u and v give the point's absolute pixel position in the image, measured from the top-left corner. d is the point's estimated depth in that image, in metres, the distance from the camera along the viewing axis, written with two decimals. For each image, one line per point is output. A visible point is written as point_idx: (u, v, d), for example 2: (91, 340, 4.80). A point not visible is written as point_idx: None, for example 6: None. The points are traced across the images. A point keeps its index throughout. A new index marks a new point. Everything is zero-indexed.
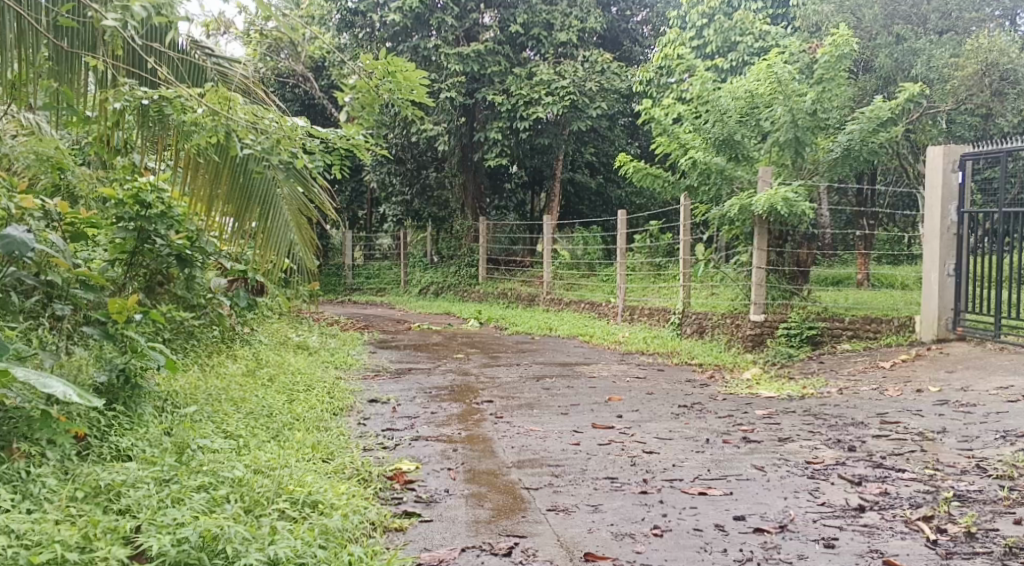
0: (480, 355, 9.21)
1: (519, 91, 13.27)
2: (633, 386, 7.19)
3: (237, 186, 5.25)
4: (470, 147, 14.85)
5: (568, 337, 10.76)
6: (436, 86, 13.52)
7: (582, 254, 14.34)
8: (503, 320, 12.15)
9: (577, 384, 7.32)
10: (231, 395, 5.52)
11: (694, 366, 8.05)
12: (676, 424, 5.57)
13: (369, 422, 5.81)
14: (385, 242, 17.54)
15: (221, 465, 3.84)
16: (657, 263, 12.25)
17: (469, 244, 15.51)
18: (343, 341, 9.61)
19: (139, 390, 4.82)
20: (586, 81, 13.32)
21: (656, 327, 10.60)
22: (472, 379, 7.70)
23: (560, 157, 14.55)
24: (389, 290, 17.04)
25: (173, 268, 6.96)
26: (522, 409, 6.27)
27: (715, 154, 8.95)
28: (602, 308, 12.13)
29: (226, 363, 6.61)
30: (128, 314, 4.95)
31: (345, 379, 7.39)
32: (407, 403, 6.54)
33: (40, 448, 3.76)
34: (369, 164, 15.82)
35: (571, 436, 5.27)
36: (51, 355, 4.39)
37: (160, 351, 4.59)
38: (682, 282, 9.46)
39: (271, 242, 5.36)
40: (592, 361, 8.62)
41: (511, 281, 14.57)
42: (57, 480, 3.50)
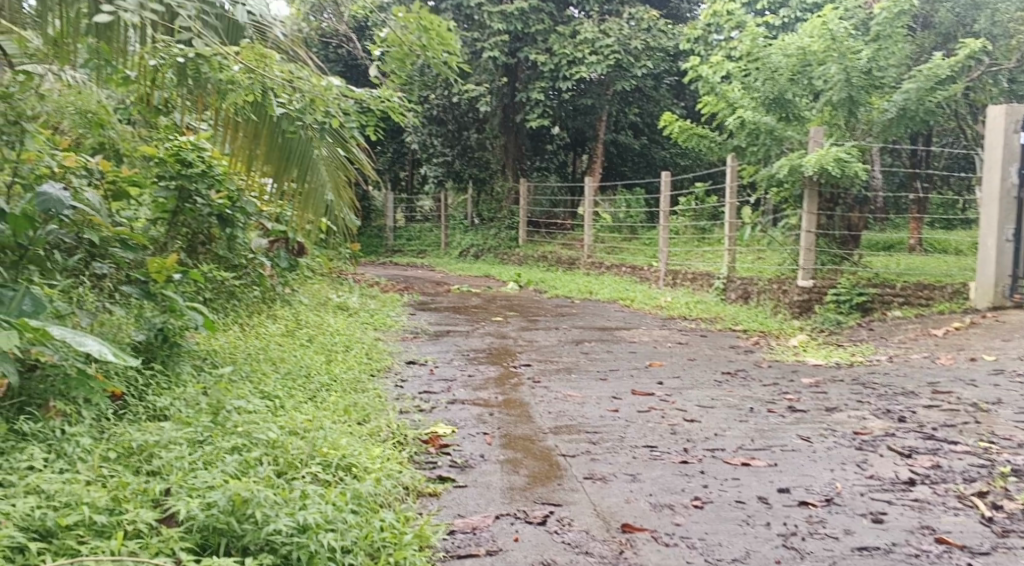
0: (520, 319, 9.14)
1: (563, 50, 13.08)
2: (675, 351, 7.07)
3: (275, 146, 5.19)
4: (512, 107, 14.67)
5: (609, 301, 10.65)
6: (479, 45, 13.37)
7: (625, 218, 14.17)
8: (543, 283, 12.05)
9: (618, 349, 7.22)
10: (270, 355, 5.51)
11: (738, 332, 7.91)
12: (718, 391, 5.45)
13: (406, 385, 5.78)
14: (426, 204, 17.49)
15: (256, 427, 3.79)
16: (702, 227, 12.05)
17: (510, 206, 15.39)
18: (383, 302, 9.59)
19: (179, 349, 4.75)
20: (631, 39, 13.06)
21: (699, 292, 10.45)
22: (512, 342, 7.64)
23: (604, 118, 14.34)
24: (430, 252, 17.02)
25: (214, 228, 6.97)
26: (561, 373, 6.20)
27: (765, 113, 8.75)
28: (644, 272, 11.98)
29: (265, 323, 6.59)
30: (168, 273, 4.95)
31: (384, 341, 7.37)
32: (445, 366, 6.49)
33: (76, 407, 3.75)
34: (411, 125, 15.74)
35: (610, 403, 5.18)
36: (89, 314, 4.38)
37: (197, 309, 4.54)
38: (728, 245, 9.42)
39: (310, 203, 5.28)
40: (633, 326, 8.51)
41: (552, 244, 14.45)
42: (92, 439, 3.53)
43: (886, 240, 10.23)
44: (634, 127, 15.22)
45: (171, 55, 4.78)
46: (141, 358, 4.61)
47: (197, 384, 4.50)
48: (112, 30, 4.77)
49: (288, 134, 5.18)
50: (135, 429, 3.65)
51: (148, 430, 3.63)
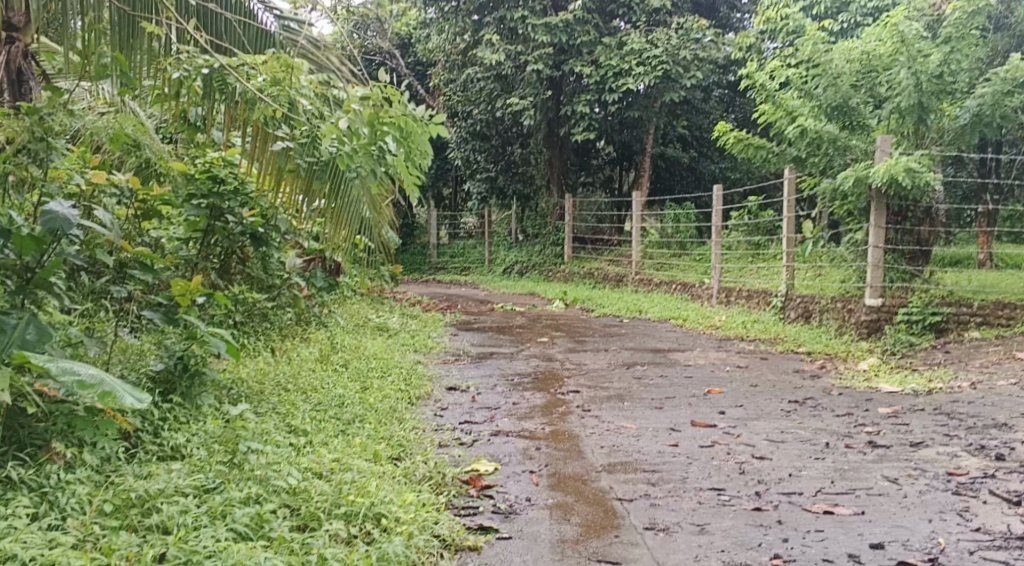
0: (566, 339, 8.73)
1: (609, 62, 12.68)
2: (735, 377, 6.60)
3: (304, 164, 4.78)
4: (556, 122, 14.23)
5: (660, 319, 10.18)
6: (523, 58, 13.05)
7: (675, 233, 13.71)
8: (590, 301, 11.62)
9: (673, 374, 6.77)
10: (302, 384, 5.14)
11: (802, 354, 7.45)
12: (787, 424, 4.99)
13: (447, 413, 5.40)
14: (470, 220, 17.15)
15: (276, 469, 3.43)
16: (756, 242, 11.56)
17: (555, 222, 15.00)
18: (425, 322, 9.22)
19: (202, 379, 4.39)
20: (679, 50, 12.61)
21: (756, 310, 9.94)
22: (559, 365, 7.22)
23: (651, 131, 13.87)
24: (474, 270, 16.65)
25: (248, 247, 6.64)
26: (613, 401, 5.76)
27: (826, 121, 8.31)
28: (695, 290, 11.50)
29: (299, 347, 6.23)
30: (191, 297, 4.65)
31: (424, 365, 6.99)
32: (488, 392, 6.11)
33: (79, 449, 3.41)
34: (454, 141, 15.44)
35: (668, 436, 4.75)
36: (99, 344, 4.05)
37: (219, 337, 4.20)
38: (785, 260, 8.98)
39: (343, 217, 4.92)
40: (687, 347, 8.06)
41: (598, 260, 14.03)
42: (90, 486, 3.20)
43: (956, 254, 9.65)
44: (683, 140, 14.76)
45: (195, 66, 4.52)
46: (159, 390, 4.23)
47: (219, 419, 4.14)
48: (139, 38, 4.59)
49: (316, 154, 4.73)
50: (139, 478, 3.29)
51: (155, 477, 3.27)
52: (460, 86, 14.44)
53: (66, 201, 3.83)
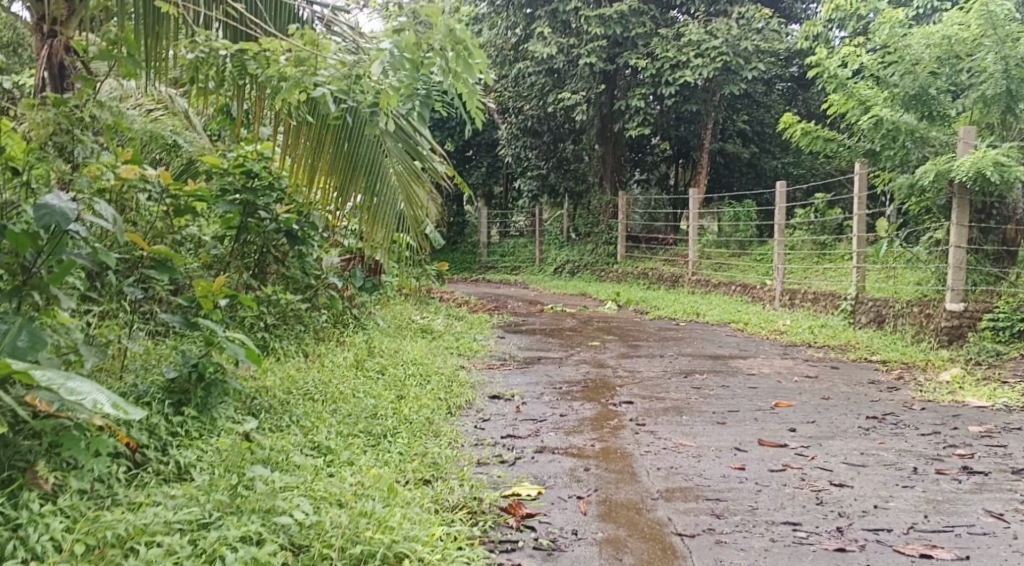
0: (618, 344, 8.25)
1: (665, 53, 12.13)
2: (803, 390, 6.09)
3: (341, 154, 4.52)
4: (611, 117, 13.76)
5: (719, 323, 9.64)
6: (576, 51, 12.64)
7: (734, 231, 13.15)
8: (644, 303, 11.12)
9: (735, 384, 6.26)
10: (334, 392, 4.74)
11: (876, 365, 6.92)
12: (867, 446, 4.49)
13: (489, 425, 4.98)
14: (521, 219, 16.70)
15: (284, 500, 3.08)
16: (822, 242, 10.95)
17: (608, 220, 14.45)
18: (471, 324, 8.81)
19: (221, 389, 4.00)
20: (741, 40, 12.01)
21: (822, 313, 9.37)
22: (611, 372, 6.75)
23: (709, 126, 13.33)
24: (524, 269, 16.19)
25: (283, 245, 6.27)
26: (671, 414, 5.29)
27: (903, 112, 7.75)
28: (756, 292, 10.92)
29: (332, 349, 5.86)
30: (213, 298, 4.32)
31: (467, 369, 6.57)
32: (534, 401, 5.68)
33: (66, 472, 3.08)
34: (505, 137, 15.06)
35: (732, 457, 4.28)
36: (99, 353, 3.71)
37: (232, 344, 3.83)
38: (856, 261, 8.74)
39: (381, 218, 4.60)
40: (749, 355, 7.55)
41: (653, 260, 13.51)
42: (71, 520, 2.87)
43: None
44: (742, 134, 14.16)
45: (214, 49, 4.17)
46: (172, 401, 3.85)
47: (236, 433, 3.75)
48: (164, 26, 4.33)
49: (356, 139, 4.53)
50: (128, 512, 2.95)
51: (144, 511, 2.93)
52: (511, 81, 14.06)
53: (65, 194, 3.49)
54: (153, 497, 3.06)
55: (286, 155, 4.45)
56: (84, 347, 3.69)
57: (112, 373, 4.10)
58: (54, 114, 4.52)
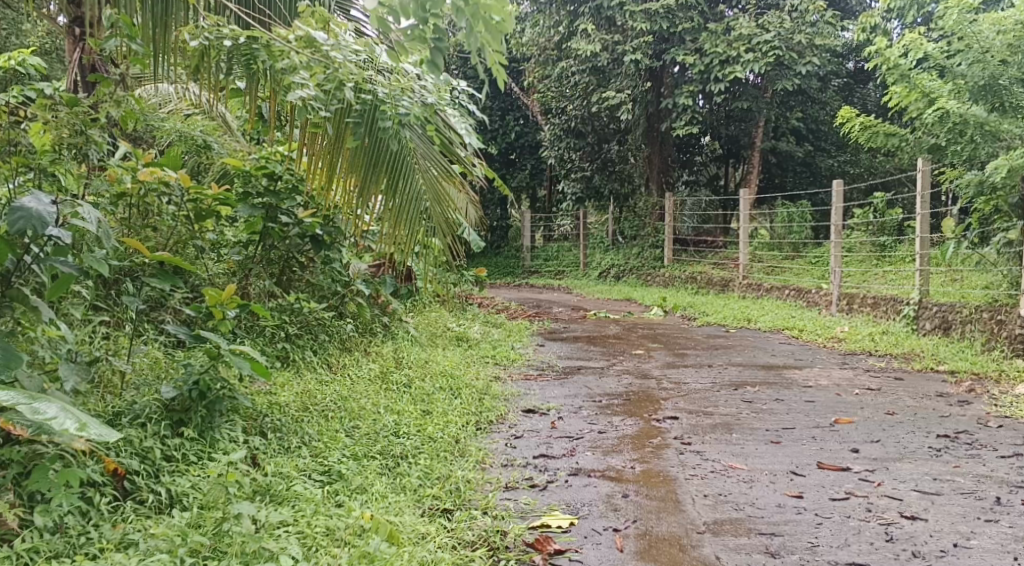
0: (665, 352, 7.84)
1: (714, 49, 11.67)
2: (865, 405, 5.64)
3: (361, 149, 4.10)
4: (657, 116, 13.40)
5: (772, 330, 9.17)
6: (621, 48, 12.22)
7: (787, 233, 12.67)
8: (692, 308, 10.67)
9: (791, 398, 5.84)
10: (354, 408, 4.30)
11: (945, 377, 6.51)
12: (940, 470, 4.06)
13: (521, 443, 4.60)
14: (566, 223, 16.29)
15: (265, 545, 2.85)
16: (882, 244, 10.44)
17: (654, 223, 13.94)
18: (510, 331, 8.44)
19: (224, 407, 3.63)
20: (794, 34, 11.55)
21: (883, 320, 8.86)
22: (656, 383, 6.36)
23: (760, 124, 12.88)
24: (569, 273, 15.79)
25: (308, 251, 5.89)
26: (721, 432, 4.89)
27: (973, 103, 7.32)
28: (811, 296, 10.42)
29: (357, 355, 5.52)
30: (221, 309, 3.99)
31: (503, 381, 6.22)
32: (571, 415, 5.31)
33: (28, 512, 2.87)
34: (548, 139, 14.69)
35: (788, 484, 3.86)
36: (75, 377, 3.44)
37: (234, 360, 3.49)
38: (919, 264, 8.27)
39: (403, 220, 4.16)
40: (805, 365, 7.10)
41: (701, 263, 13.03)
42: None
43: None
44: (796, 132, 13.63)
45: (220, 35, 3.92)
46: (170, 422, 3.50)
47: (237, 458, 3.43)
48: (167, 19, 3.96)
49: (377, 133, 4.08)
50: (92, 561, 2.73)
51: (105, 561, 2.71)
52: (556, 81, 13.70)
53: (43, 197, 3.34)
54: (120, 546, 2.83)
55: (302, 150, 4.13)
56: (65, 368, 3.45)
57: (112, 390, 3.80)
58: (67, 116, 4.49)
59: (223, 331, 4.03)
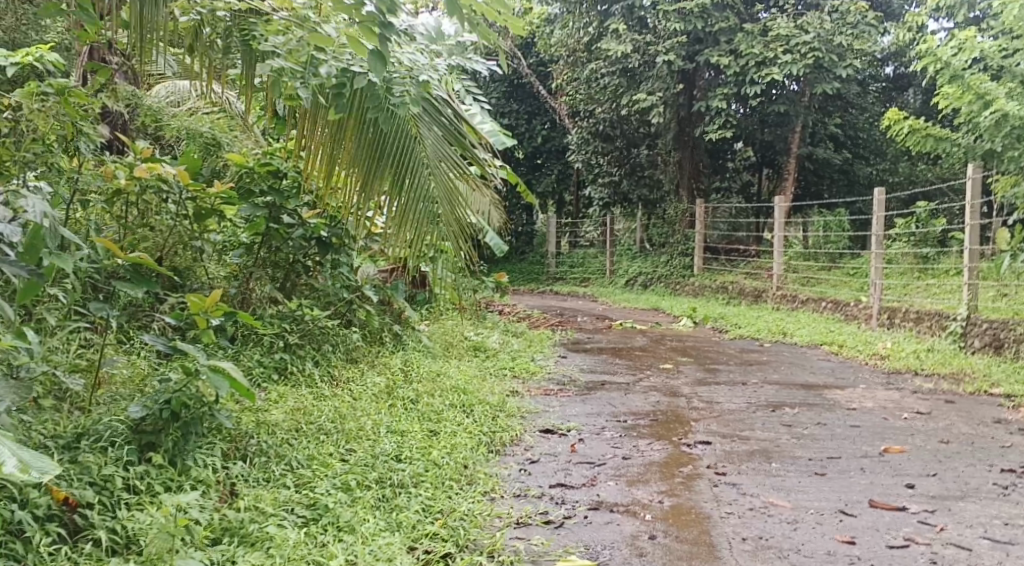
0: (694, 367, 7.37)
1: (750, 50, 11.18)
2: (916, 432, 5.15)
3: (365, 140, 3.67)
4: (689, 119, 12.92)
5: (809, 345, 8.65)
6: (653, 49, 11.75)
7: (825, 242, 12.20)
8: (723, 320, 10.17)
9: (833, 423, 5.36)
10: (353, 429, 3.85)
11: (1001, 402, 6.02)
12: (1010, 513, 3.60)
13: (537, 469, 4.18)
14: (592, 229, 15.81)
15: None
16: (925, 255, 9.91)
17: (684, 230, 13.45)
18: (530, 341, 7.99)
19: (199, 429, 3.24)
20: (834, 36, 11.06)
21: (927, 336, 8.35)
22: (686, 402, 5.90)
23: (797, 129, 12.37)
24: (595, 280, 15.30)
25: (315, 254, 5.48)
26: (759, 461, 4.44)
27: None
28: (849, 309, 9.89)
29: (363, 366, 5.11)
30: (207, 317, 3.57)
31: (521, 396, 5.79)
32: (593, 437, 4.86)
33: None
34: (575, 142, 14.24)
35: (839, 527, 3.43)
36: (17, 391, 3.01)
37: (207, 381, 3.11)
38: (968, 277, 7.78)
39: (409, 220, 3.68)
40: (846, 384, 6.62)
41: (733, 273, 12.53)
42: None
43: None
44: (834, 139, 13.11)
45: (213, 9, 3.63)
46: (138, 446, 3.14)
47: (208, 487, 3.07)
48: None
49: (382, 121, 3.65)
50: None
51: None
52: (584, 83, 13.25)
53: None
54: None
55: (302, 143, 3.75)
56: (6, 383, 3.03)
57: (79, 407, 3.39)
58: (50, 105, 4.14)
59: (206, 339, 3.61)
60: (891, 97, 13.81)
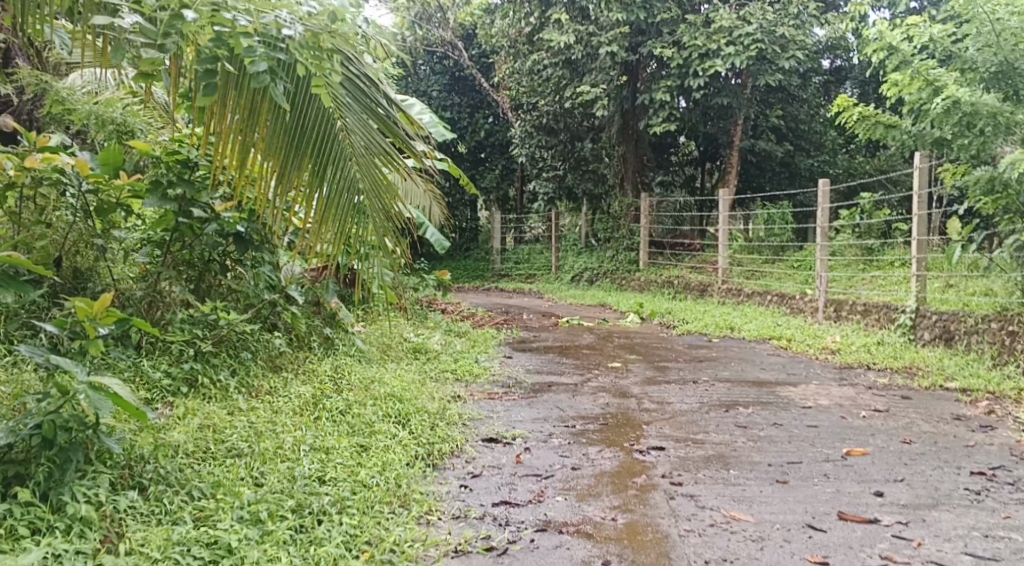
0: (643, 365, 7.08)
1: (693, 42, 10.94)
2: (876, 432, 4.91)
3: (281, 127, 3.30)
4: (633, 113, 12.67)
5: (758, 340, 8.43)
6: (595, 41, 11.46)
7: (770, 235, 12.05)
8: (670, 315, 9.91)
9: (789, 424, 5.09)
10: (270, 449, 3.47)
11: (958, 396, 5.84)
12: (988, 523, 3.39)
13: (478, 485, 3.84)
14: (536, 224, 15.49)
15: None
16: (871, 246, 9.78)
17: (629, 224, 13.20)
18: (473, 341, 7.62)
19: (75, 462, 2.87)
20: (777, 26, 10.87)
21: (876, 329, 8.19)
22: (636, 403, 5.58)
23: (740, 121, 12.20)
24: (540, 276, 14.98)
25: (232, 253, 5.08)
26: (716, 468, 4.14)
27: (983, 93, 6.76)
28: (796, 303, 9.71)
29: (288, 373, 4.73)
30: (96, 326, 3.21)
31: (462, 401, 5.43)
32: (540, 445, 4.54)
33: None
34: (518, 136, 13.90)
35: (809, 547, 3.18)
36: None
37: (88, 404, 2.79)
38: (916, 268, 7.62)
39: (330, 214, 3.35)
40: (799, 381, 6.38)
41: (678, 267, 12.32)
42: None
43: None
44: (776, 130, 12.96)
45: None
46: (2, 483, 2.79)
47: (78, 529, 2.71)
48: None
49: (301, 107, 3.29)
50: None
51: None
52: (526, 76, 12.93)
53: None
54: None
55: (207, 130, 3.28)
56: None
57: None
58: None
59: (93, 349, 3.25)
60: (830, 90, 13.74)
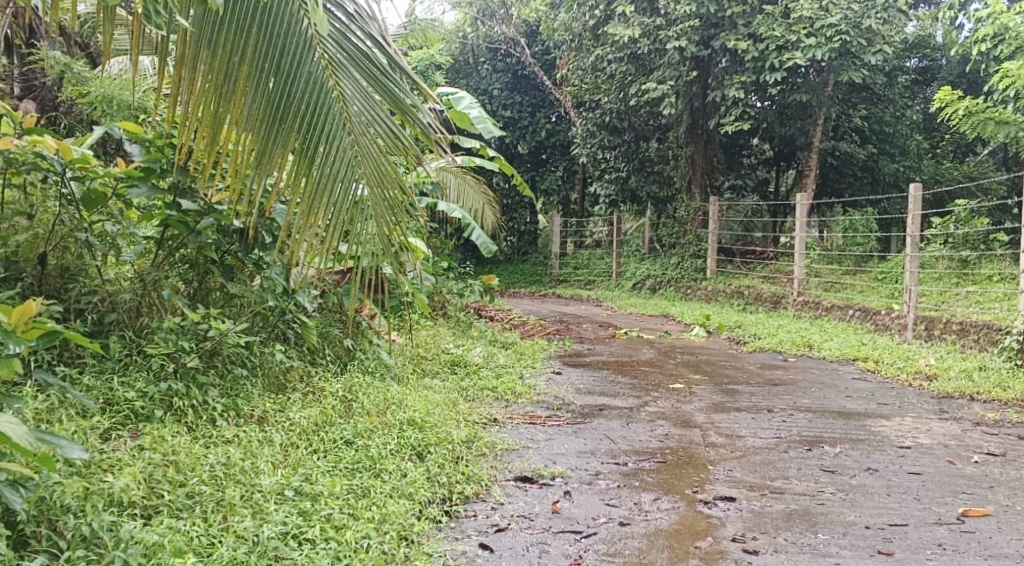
0: (709, 387, 6.26)
1: (771, 33, 10.03)
2: (996, 484, 4.04)
3: (262, 95, 2.56)
4: (702, 111, 11.80)
5: (840, 362, 7.52)
6: (662, 34, 10.67)
7: (850, 244, 11.06)
8: (740, 329, 9.04)
9: (886, 469, 4.23)
10: (239, 498, 2.97)
11: None
12: None
13: (503, 541, 3.15)
14: (598, 228, 14.67)
15: None
16: (966, 258, 8.77)
17: (696, 230, 12.25)
18: (519, 354, 6.88)
19: None
20: (863, 18, 9.89)
21: (975, 352, 7.23)
22: (701, 436, 4.78)
23: (820, 121, 11.17)
24: (600, 283, 14.16)
25: (234, 254, 4.43)
26: (800, 530, 3.35)
27: None
28: (881, 319, 8.74)
29: (288, 395, 4.07)
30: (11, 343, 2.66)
31: (497, 427, 4.68)
32: (582, 487, 3.78)
33: None
34: (580, 135, 13.08)
35: None
36: None
37: None
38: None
39: (320, 207, 2.60)
40: (892, 413, 5.49)
41: (749, 276, 11.38)
42: None
43: None
44: (859, 132, 11.96)
45: None
46: None
47: None
48: None
49: (288, 71, 2.57)
50: None
51: None
52: (589, 71, 12.19)
53: None
54: None
55: (172, 99, 2.57)
56: None
57: None
58: None
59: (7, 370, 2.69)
60: (917, 91, 12.66)
